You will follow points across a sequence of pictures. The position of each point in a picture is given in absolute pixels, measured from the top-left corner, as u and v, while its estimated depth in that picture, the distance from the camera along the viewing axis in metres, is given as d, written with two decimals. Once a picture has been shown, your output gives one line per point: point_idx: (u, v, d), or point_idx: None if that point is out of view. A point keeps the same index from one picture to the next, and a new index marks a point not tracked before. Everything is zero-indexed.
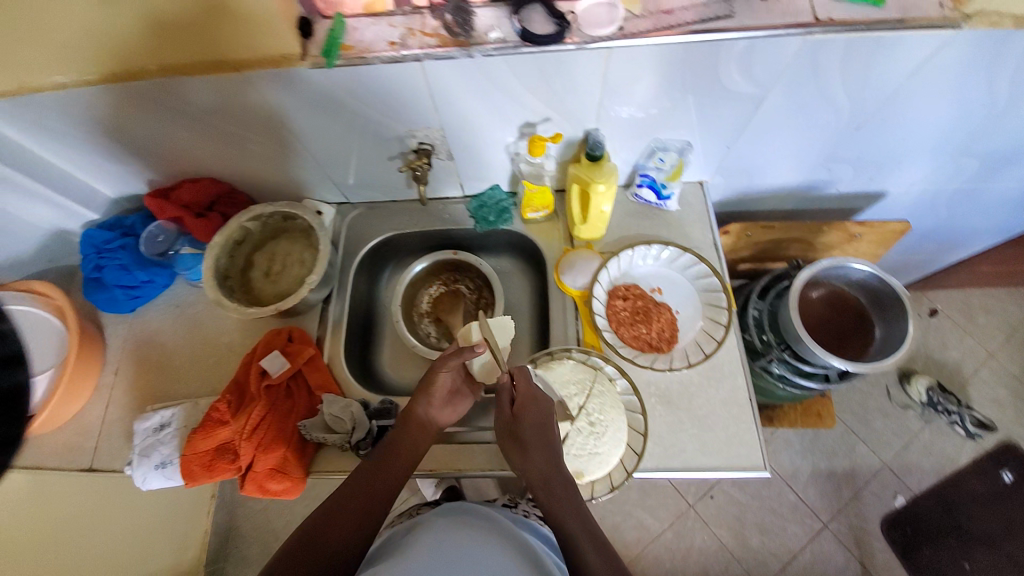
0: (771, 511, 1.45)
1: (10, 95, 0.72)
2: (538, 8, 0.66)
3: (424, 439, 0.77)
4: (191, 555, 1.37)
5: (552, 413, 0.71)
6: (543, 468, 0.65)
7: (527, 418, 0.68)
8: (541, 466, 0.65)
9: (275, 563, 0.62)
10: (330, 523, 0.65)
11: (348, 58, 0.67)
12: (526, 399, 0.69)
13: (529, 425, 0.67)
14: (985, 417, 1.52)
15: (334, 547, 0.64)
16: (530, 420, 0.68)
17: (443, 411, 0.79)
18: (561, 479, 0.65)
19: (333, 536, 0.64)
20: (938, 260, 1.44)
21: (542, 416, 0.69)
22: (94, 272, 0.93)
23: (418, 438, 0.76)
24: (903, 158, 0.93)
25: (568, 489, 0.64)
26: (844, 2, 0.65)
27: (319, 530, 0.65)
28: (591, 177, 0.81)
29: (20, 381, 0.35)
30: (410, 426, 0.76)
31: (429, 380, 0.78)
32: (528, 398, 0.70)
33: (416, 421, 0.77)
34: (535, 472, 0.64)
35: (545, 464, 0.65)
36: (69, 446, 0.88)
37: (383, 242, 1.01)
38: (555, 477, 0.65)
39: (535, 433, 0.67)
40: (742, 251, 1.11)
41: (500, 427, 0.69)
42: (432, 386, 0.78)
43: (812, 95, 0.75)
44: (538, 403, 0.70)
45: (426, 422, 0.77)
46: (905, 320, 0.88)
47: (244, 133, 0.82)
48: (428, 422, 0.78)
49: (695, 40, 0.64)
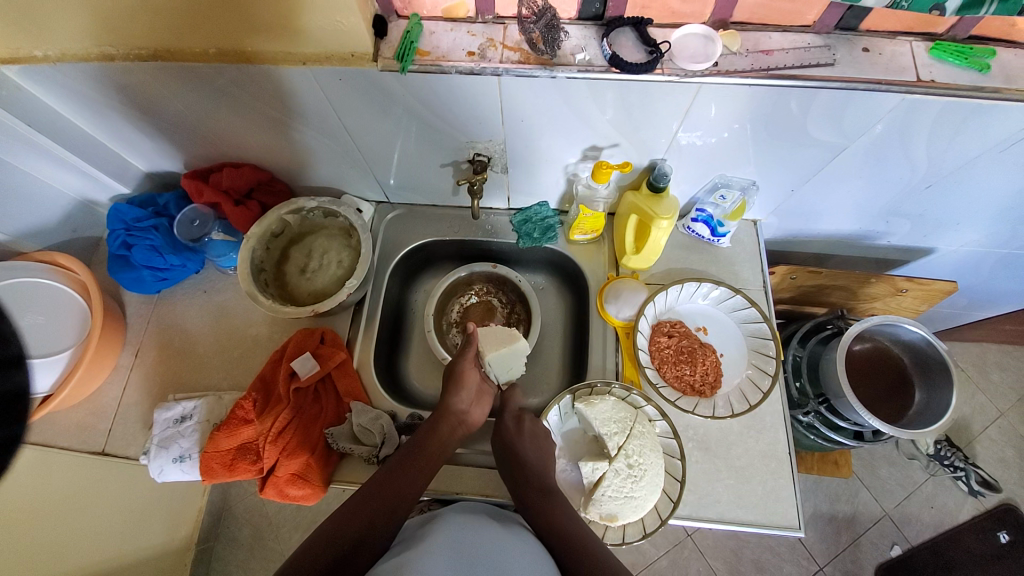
0: (769, 549, 1.38)
1: (58, 61, 0.68)
2: (629, 33, 0.64)
3: (454, 438, 0.74)
4: (183, 533, 1.24)
5: (544, 438, 0.75)
6: (537, 490, 0.68)
7: (523, 442, 0.73)
8: (535, 487, 0.68)
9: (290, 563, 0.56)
10: (353, 516, 0.60)
11: (424, 65, 0.64)
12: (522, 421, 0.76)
13: (527, 448, 0.72)
14: (990, 476, 1.44)
15: (355, 542, 0.58)
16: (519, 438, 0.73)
17: (474, 410, 0.77)
18: (547, 489, 0.68)
19: (355, 532, 0.59)
20: (965, 316, 1.38)
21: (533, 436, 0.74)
22: (121, 250, 0.90)
23: (449, 436, 0.73)
24: (963, 221, 0.89)
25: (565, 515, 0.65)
26: (946, 64, 0.62)
27: (341, 524, 0.59)
28: (653, 210, 0.79)
29: (18, 386, 0.33)
30: (440, 428, 0.73)
31: (461, 381, 0.77)
32: (509, 415, 0.78)
33: (451, 420, 0.74)
34: (523, 488, 0.69)
35: (529, 479, 0.69)
36: (83, 425, 0.86)
37: (420, 248, 0.99)
38: (542, 500, 0.67)
39: (534, 454, 0.72)
40: (783, 292, 1.08)
41: (499, 449, 0.74)
42: (468, 384, 0.77)
43: (894, 150, 0.72)
44: (529, 427, 0.75)
45: (461, 417, 0.76)
46: (948, 390, 0.86)
47: (296, 123, 0.77)
48: (462, 421, 0.75)
49: (788, 84, 0.62)
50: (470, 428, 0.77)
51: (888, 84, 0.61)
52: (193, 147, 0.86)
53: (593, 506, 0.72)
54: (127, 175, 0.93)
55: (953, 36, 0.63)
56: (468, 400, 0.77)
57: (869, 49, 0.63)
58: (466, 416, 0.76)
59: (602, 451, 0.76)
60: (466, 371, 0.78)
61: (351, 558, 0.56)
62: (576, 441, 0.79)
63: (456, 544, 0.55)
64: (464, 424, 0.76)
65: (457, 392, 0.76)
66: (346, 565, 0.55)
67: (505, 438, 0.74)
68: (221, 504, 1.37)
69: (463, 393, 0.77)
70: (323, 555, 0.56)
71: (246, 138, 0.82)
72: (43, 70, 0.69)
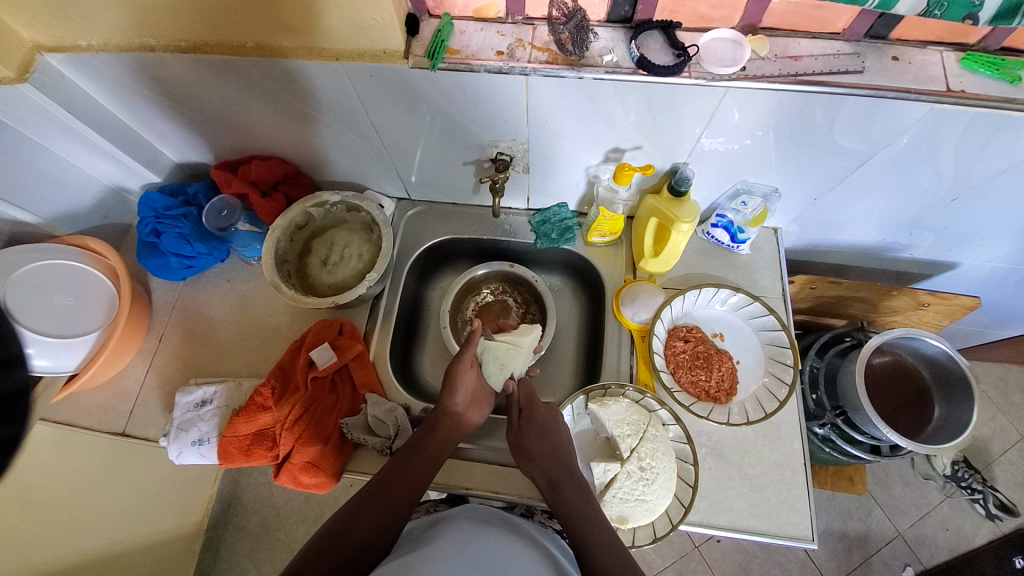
0: (777, 565, 1.35)
1: (101, 52, 0.71)
2: (657, 36, 0.65)
3: (450, 440, 0.73)
4: (194, 519, 1.25)
5: (562, 427, 0.75)
6: (557, 473, 0.68)
7: (532, 425, 0.74)
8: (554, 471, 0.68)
9: (297, 563, 0.56)
10: (356, 518, 0.60)
11: (453, 63, 0.65)
12: (533, 409, 0.76)
13: (538, 431, 0.73)
14: (1009, 500, 1.40)
15: (360, 543, 0.58)
16: (536, 424, 0.74)
17: (470, 411, 0.76)
18: (565, 480, 0.67)
19: (359, 535, 0.59)
20: (987, 334, 1.35)
21: (548, 422, 0.74)
22: (150, 236, 0.92)
23: (446, 438, 0.73)
24: (988, 236, 0.88)
25: (582, 493, 0.66)
26: (977, 76, 0.62)
27: (344, 526, 0.59)
28: (674, 213, 0.79)
29: None
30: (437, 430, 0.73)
31: (455, 383, 0.76)
32: (531, 405, 0.77)
33: (449, 424, 0.74)
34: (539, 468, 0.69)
35: (550, 468, 0.68)
36: (104, 406, 0.88)
37: (438, 245, 1.00)
38: (562, 482, 0.67)
39: (550, 444, 0.71)
40: (802, 302, 1.07)
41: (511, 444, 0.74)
42: (462, 386, 0.76)
43: (921, 161, 0.72)
44: (543, 418, 0.75)
45: (455, 424, 0.74)
46: (969, 407, 0.84)
47: (324, 118, 0.79)
48: (457, 425, 0.74)
49: (816, 90, 0.62)
50: (465, 431, 0.76)
51: (917, 93, 0.61)
52: (224, 139, 0.88)
53: (604, 506, 0.72)
54: (159, 164, 0.96)
55: (984, 47, 0.63)
56: (464, 405, 0.76)
57: (898, 58, 0.63)
58: (460, 417, 0.75)
59: (614, 452, 0.76)
60: (457, 372, 0.76)
61: (354, 561, 0.56)
62: (589, 442, 0.79)
63: (464, 547, 0.55)
64: (460, 427, 0.75)
65: (452, 396, 0.75)
66: (349, 568, 0.55)
67: (515, 426, 0.75)
68: (231, 492, 1.39)
69: (457, 396, 0.75)
70: (327, 555, 0.56)
71: (275, 132, 0.85)
72: (87, 59, 0.72)
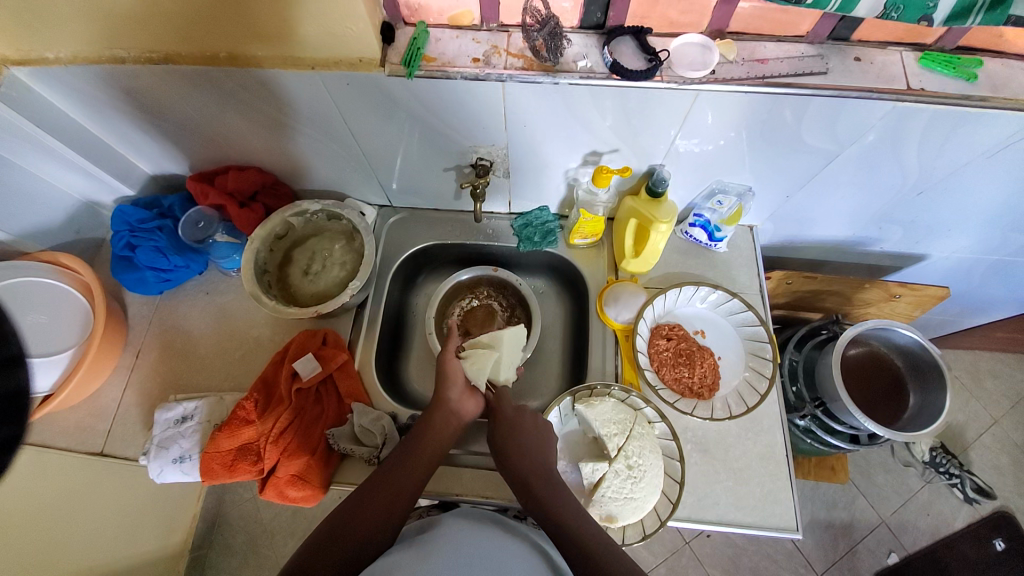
0: (767, 556, 1.37)
1: (70, 64, 0.69)
2: (628, 41, 0.66)
3: (448, 431, 0.72)
4: (178, 539, 1.22)
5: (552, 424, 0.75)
6: (541, 464, 0.68)
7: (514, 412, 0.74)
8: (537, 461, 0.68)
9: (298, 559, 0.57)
10: (355, 516, 0.60)
11: (430, 70, 0.66)
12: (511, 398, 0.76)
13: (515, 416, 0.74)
14: (985, 483, 1.44)
15: (360, 541, 0.58)
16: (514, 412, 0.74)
17: (465, 402, 0.75)
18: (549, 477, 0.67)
19: (358, 532, 0.59)
20: (958, 323, 1.40)
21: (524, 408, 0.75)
22: (125, 251, 0.90)
23: (444, 428, 0.71)
24: (953, 227, 0.91)
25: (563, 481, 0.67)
26: (935, 74, 0.65)
27: (343, 523, 0.59)
28: (653, 215, 0.81)
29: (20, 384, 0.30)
30: (433, 420, 0.71)
31: (444, 372, 0.76)
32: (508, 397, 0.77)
33: (442, 413, 0.72)
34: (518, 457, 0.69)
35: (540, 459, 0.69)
36: (81, 426, 0.86)
37: (421, 252, 1.00)
38: (548, 474, 0.67)
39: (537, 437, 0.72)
40: (780, 297, 1.10)
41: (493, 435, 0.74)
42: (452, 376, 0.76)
43: (886, 157, 0.74)
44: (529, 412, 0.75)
45: (450, 416, 0.72)
46: (942, 393, 0.87)
47: (302, 126, 0.79)
48: (453, 415, 0.73)
49: (783, 91, 0.64)
50: (462, 422, 0.74)
51: (880, 92, 0.63)
52: (200, 150, 0.87)
53: (593, 506, 0.73)
54: (131, 177, 0.94)
55: (941, 47, 0.66)
56: (458, 397, 0.75)
57: (860, 58, 0.65)
58: (455, 409, 0.73)
59: (602, 452, 0.77)
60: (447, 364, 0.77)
61: (354, 557, 0.57)
62: (577, 442, 0.79)
63: (458, 545, 0.55)
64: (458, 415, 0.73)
65: (445, 385, 0.75)
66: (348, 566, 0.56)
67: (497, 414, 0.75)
68: (215, 511, 1.36)
69: (451, 387, 0.75)
70: (325, 554, 0.56)
71: (252, 142, 0.84)
72: (55, 71, 0.71)
